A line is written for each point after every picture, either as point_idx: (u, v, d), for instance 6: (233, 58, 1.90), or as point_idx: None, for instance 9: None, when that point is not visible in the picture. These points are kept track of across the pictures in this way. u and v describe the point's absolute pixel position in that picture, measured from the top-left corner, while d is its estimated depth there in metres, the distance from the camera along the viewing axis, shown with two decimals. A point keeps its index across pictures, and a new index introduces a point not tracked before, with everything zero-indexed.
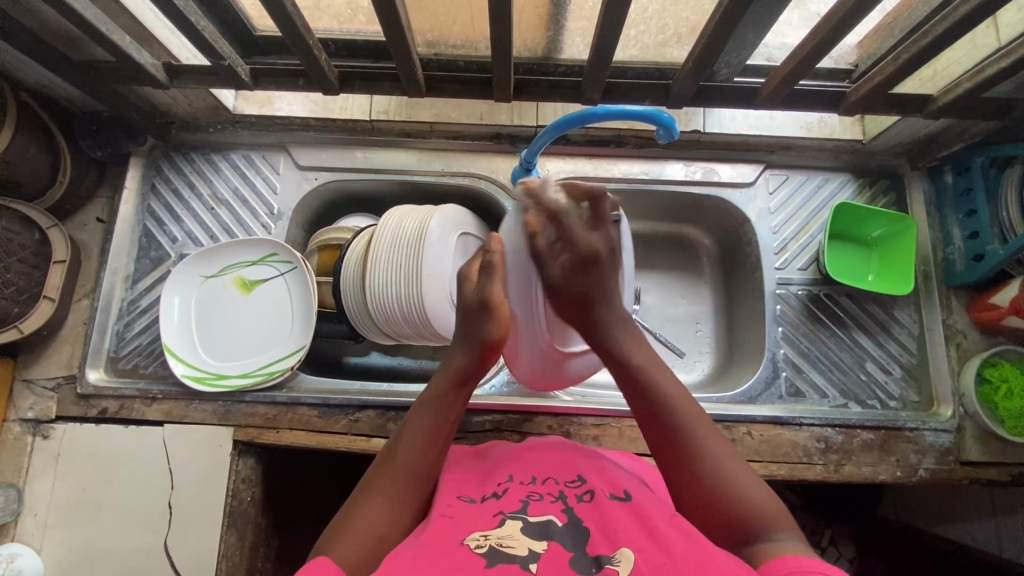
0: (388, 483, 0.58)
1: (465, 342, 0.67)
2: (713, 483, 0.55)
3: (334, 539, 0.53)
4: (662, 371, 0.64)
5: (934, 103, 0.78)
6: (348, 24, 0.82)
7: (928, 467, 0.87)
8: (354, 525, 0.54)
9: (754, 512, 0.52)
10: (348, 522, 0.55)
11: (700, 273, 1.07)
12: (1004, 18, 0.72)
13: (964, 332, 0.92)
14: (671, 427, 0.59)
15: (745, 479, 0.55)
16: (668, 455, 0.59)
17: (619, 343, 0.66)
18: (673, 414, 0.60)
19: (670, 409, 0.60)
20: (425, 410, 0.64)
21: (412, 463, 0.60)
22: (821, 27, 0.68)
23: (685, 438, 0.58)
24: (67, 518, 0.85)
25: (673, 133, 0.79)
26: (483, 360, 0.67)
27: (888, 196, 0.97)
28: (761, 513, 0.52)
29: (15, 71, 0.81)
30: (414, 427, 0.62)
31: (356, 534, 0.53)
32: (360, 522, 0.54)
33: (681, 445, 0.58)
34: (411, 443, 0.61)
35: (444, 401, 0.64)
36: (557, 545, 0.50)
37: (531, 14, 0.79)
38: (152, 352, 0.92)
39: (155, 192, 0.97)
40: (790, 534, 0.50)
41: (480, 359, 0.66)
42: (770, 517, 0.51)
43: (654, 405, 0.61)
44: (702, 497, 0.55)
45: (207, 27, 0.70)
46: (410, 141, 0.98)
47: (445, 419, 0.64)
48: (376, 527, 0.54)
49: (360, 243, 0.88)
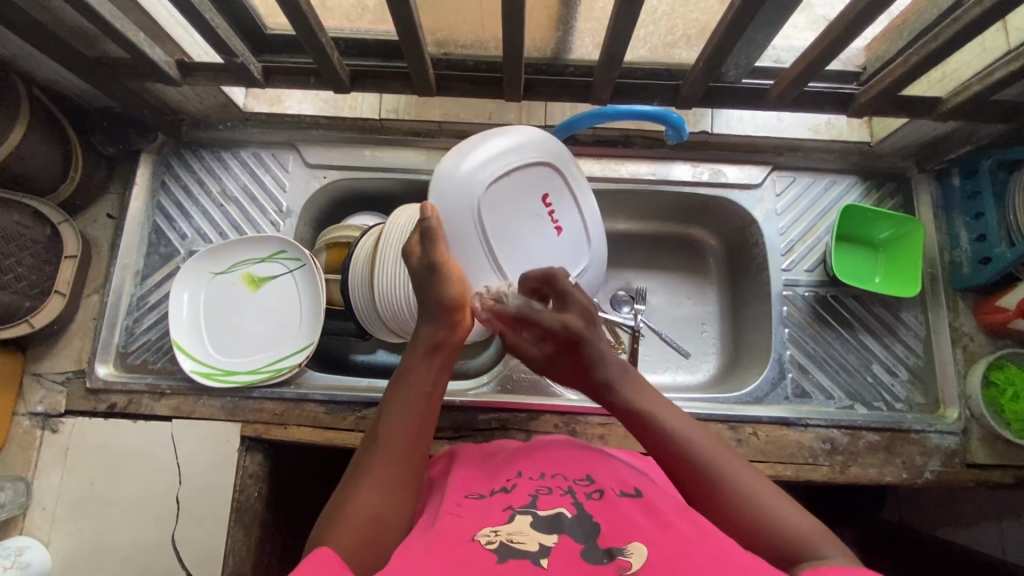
0: (377, 467, 0.56)
1: (430, 308, 0.62)
2: (745, 514, 0.51)
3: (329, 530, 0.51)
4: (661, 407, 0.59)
5: (943, 105, 0.78)
6: (359, 24, 0.83)
7: (934, 469, 0.87)
8: (347, 512, 0.52)
9: (798, 537, 0.49)
10: (339, 513, 0.53)
11: (707, 274, 1.07)
12: (1014, 22, 0.73)
13: (970, 335, 0.92)
14: (690, 465, 0.55)
15: (777, 501, 0.52)
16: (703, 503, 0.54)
17: (624, 393, 0.60)
18: (690, 451, 0.55)
19: (686, 450, 0.55)
20: (404, 385, 0.60)
21: (398, 445, 0.57)
22: (831, 29, 0.68)
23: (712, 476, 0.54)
24: (75, 512, 0.85)
25: (681, 133, 0.87)
26: (456, 326, 0.63)
27: (895, 198, 0.97)
28: (804, 538, 0.49)
29: (29, 67, 0.82)
30: (394, 407, 0.59)
31: (349, 520, 0.52)
32: (353, 508, 0.52)
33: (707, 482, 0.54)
34: (394, 424, 0.58)
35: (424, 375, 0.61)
36: (568, 539, 0.50)
37: (542, 15, 0.79)
38: (161, 347, 0.92)
39: (165, 188, 0.98)
40: (836, 553, 0.48)
41: (449, 324, 0.62)
42: (814, 536, 0.49)
43: (667, 448, 0.56)
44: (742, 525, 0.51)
45: (220, 24, 0.70)
46: (419, 140, 0.98)
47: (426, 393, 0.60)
48: (369, 512, 0.52)
49: (369, 241, 0.88)
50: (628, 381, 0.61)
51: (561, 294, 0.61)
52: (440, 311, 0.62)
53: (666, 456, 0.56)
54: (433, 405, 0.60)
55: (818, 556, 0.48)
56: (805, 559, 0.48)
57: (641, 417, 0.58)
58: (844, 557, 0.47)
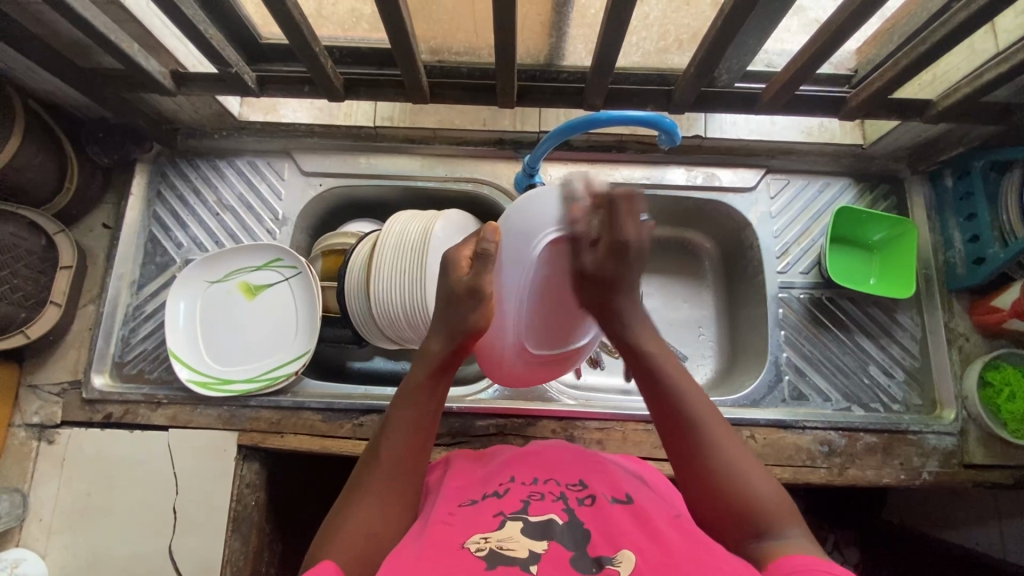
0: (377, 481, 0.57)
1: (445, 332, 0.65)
2: (712, 476, 0.55)
3: (328, 544, 0.52)
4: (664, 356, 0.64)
5: (934, 107, 0.79)
6: (352, 32, 0.84)
7: (932, 470, 0.87)
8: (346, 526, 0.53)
9: (763, 510, 0.52)
10: (340, 527, 0.53)
11: (703, 277, 1.08)
12: (1003, 24, 0.73)
13: (966, 335, 0.92)
14: (679, 412, 0.59)
15: (751, 472, 0.55)
16: (681, 456, 0.58)
17: (636, 332, 0.66)
18: (681, 406, 0.59)
19: (678, 397, 0.60)
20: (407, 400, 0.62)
21: (401, 461, 0.58)
22: (821, 33, 0.69)
23: (694, 433, 0.57)
24: (70, 523, 0.85)
25: (675, 138, 0.81)
26: (464, 350, 0.66)
27: (888, 200, 0.97)
28: (767, 513, 0.51)
29: (23, 78, 0.82)
30: (395, 421, 0.61)
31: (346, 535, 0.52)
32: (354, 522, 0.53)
33: (688, 435, 0.58)
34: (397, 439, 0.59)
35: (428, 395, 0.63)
36: (557, 546, 0.50)
37: (534, 22, 0.80)
38: (157, 356, 0.92)
39: (161, 198, 0.98)
40: (796, 534, 0.50)
41: (461, 349, 0.65)
42: (779, 514, 0.51)
43: (661, 390, 0.61)
44: (708, 486, 0.55)
45: (214, 34, 0.71)
46: (414, 147, 0.99)
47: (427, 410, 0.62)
48: (367, 528, 0.53)
49: (364, 249, 0.89)
50: (641, 323, 0.67)
51: (617, 219, 0.64)
52: (460, 336, 0.64)
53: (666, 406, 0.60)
54: (434, 422, 0.63)
55: (780, 536, 0.50)
56: (766, 536, 0.50)
57: (646, 358, 0.64)
58: (805, 541, 0.49)
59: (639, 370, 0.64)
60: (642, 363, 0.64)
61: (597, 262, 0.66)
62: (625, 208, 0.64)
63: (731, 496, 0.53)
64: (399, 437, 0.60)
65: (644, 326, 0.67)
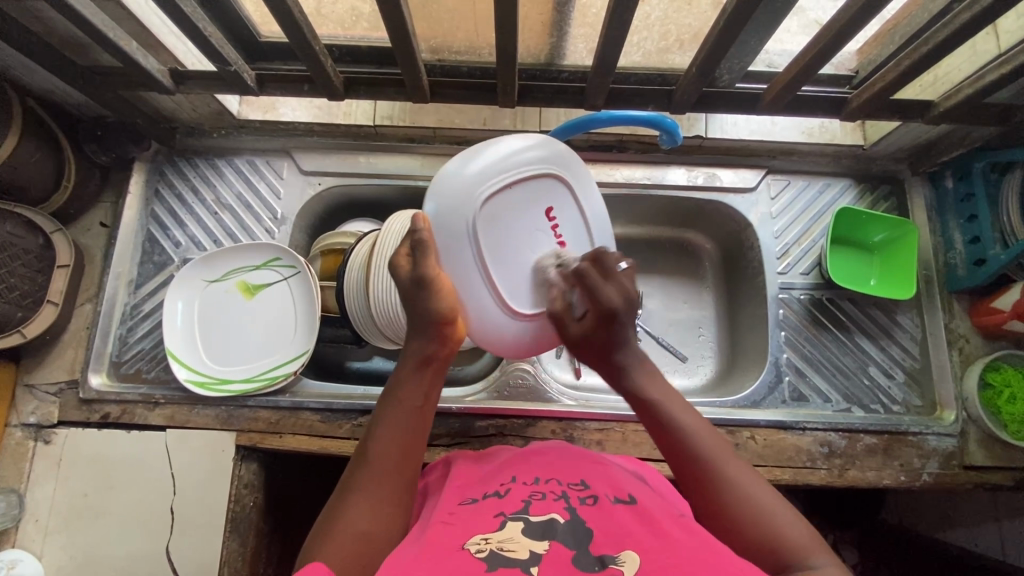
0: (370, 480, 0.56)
1: (419, 322, 0.61)
2: (740, 520, 0.52)
3: (320, 543, 0.52)
4: (668, 400, 0.60)
5: (935, 108, 0.79)
6: (352, 31, 0.83)
7: (932, 471, 0.87)
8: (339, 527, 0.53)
9: (788, 544, 0.50)
10: (332, 526, 0.53)
11: (703, 278, 1.07)
12: (1005, 25, 0.73)
13: (966, 337, 0.92)
14: (690, 459, 0.56)
15: (772, 505, 0.52)
16: (701, 499, 0.55)
17: (640, 382, 0.61)
18: (691, 445, 0.57)
19: (686, 440, 0.57)
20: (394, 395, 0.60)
21: (392, 458, 0.57)
22: (823, 33, 0.68)
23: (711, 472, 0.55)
24: (67, 524, 0.84)
25: (675, 138, 0.83)
26: (446, 341, 0.62)
27: (889, 201, 0.97)
28: (796, 548, 0.50)
29: (20, 76, 0.81)
30: (384, 420, 0.59)
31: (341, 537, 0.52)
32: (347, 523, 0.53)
33: (706, 477, 0.55)
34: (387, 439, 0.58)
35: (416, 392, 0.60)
36: (559, 545, 0.50)
37: (535, 21, 0.79)
38: (155, 356, 0.92)
39: (159, 196, 0.97)
40: (824, 561, 0.49)
41: (441, 339, 0.62)
42: (804, 544, 0.50)
43: (671, 437, 0.58)
44: (733, 529, 0.52)
45: (213, 32, 0.70)
46: (414, 147, 0.98)
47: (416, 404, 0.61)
48: (359, 525, 0.53)
49: (363, 248, 0.88)
50: (643, 369, 0.62)
51: (607, 268, 0.61)
52: (430, 325, 0.61)
53: (677, 453, 0.57)
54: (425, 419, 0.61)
55: (808, 566, 0.48)
56: (795, 569, 0.49)
57: (652, 408, 0.60)
58: (834, 567, 0.48)
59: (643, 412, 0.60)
60: (649, 413, 0.60)
61: (585, 330, 0.62)
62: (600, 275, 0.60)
63: (757, 536, 0.51)
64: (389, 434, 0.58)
65: (648, 373, 0.62)
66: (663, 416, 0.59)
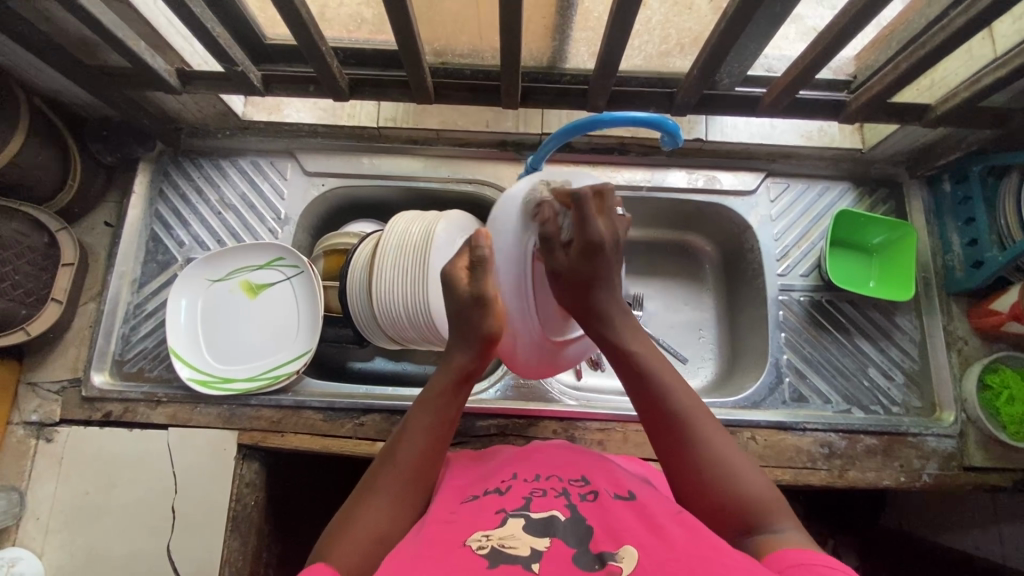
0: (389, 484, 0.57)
1: (464, 336, 0.64)
2: (712, 467, 0.56)
3: (334, 540, 0.53)
4: (651, 356, 0.64)
5: (933, 111, 0.80)
6: (357, 34, 0.84)
7: (931, 472, 0.87)
8: (353, 527, 0.54)
9: (754, 503, 0.53)
10: (346, 526, 0.54)
11: (703, 280, 1.08)
12: (1000, 29, 0.74)
13: (964, 338, 0.93)
14: (668, 411, 0.60)
15: (745, 467, 0.56)
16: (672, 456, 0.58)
17: (622, 334, 0.66)
18: (669, 402, 0.60)
19: (665, 395, 0.60)
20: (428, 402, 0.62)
21: (413, 466, 0.59)
22: (822, 37, 0.69)
23: (684, 430, 0.58)
24: (68, 522, 0.84)
25: (678, 140, 0.79)
26: (487, 356, 0.65)
27: (887, 204, 0.98)
28: (761, 504, 0.53)
29: (28, 76, 0.82)
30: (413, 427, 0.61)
31: (353, 537, 0.53)
32: (360, 525, 0.54)
33: (677, 431, 0.59)
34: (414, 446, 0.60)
35: (447, 404, 0.63)
36: (559, 542, 0.50)
37: (538, 24, 0.81)
38: (157, 355, 0.92)
39: (163, 196, 0.98)
40: (789, 527, 0.51)
41: (483, 355, 0.64)
42: (771, 507, 0.53)
43: (649, 391, 0.61)
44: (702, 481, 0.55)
45: (221, 33, 0.71)
46: (417, 148, 0.99)
47: (445, 416, 0.62)
48: (377, 528, 0.54)
49: (366, 249, 0.89)
50: (624, 320, 0.67)
51: (585, 214, 0.65)
52: (476, 340, 0.64)
53: (653, 403, 0.61)
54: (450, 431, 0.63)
55: (772, 528, 0.51)
56: (761, 528, 0.52)
57: (633, 358, 0.64)
58: (800, 535, 0.50)
59: (625, 368, 0.64)
60: (632, 365, 0.64)
61: (570, 261, 0.66)
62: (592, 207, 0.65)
63: (724, 487, 0.54)
64: (415, 440, 0.60)
65: (629, 326, 0.66)
66: (645, 368, 0.62)
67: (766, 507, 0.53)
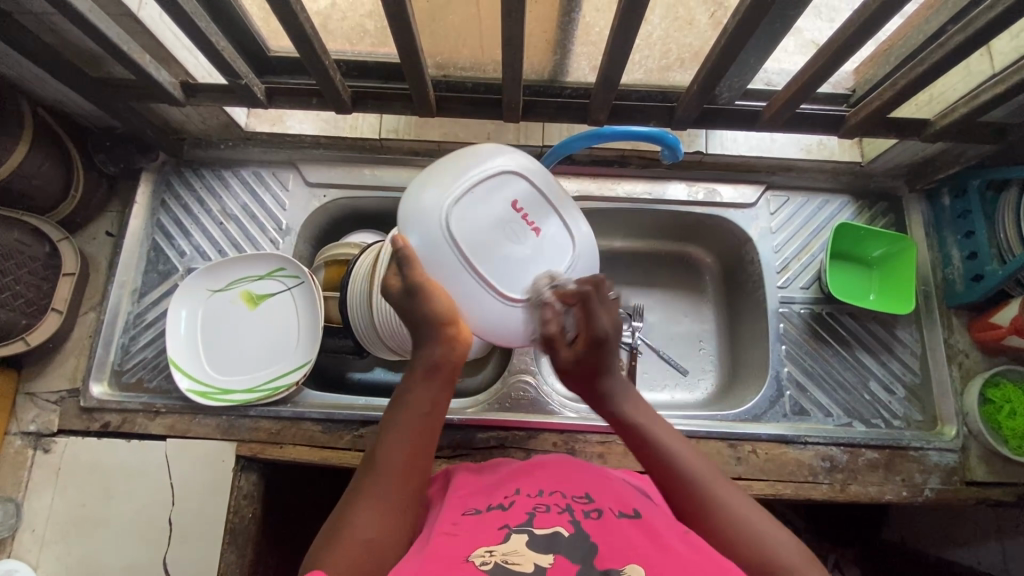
0: (375, 487, 0.56)
1: (426, 328, 0.62)
2: (733, 536, 0.52)
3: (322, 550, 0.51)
4: (657, 427, 0.61)
5: (931, 126, 0.80)
6: (359, 47, 0.85)
7: (933, 487, 0.87)
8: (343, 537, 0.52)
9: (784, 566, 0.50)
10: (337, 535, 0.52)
11: (703, 292, 1.08)
12: (998, 46, 0.75)
13: (965, 352, 0.92)
14: (678, 479, 0.57)
15: (765, 526, 0.53)
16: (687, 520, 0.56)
17: (626, 410, 0.62)
18: (680, 470, 0.57)
19: (672, 463, 0.58)
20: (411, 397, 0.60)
21: (400, 463, 0.57)
22: (821, 54, 0.70)
23: (696, 493, 0.55)
24: (64, 534, 0.84)
25: (677, 154, 0.80)
26: (457, 346, 0.62)
27: (887, 217, 0.98)
28: (790, 566, 0.50)
29: (33, 87, 0.83)
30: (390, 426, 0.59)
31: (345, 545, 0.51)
32: (350, 533, 0.52)
33: (693, 501, 0.55)
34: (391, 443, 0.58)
35: (423, 398, 0.60)
36: (563, 559, 0.50)
37: (540, 38, 0.81)
38: (156, 365, 0.92)
39: (165, 207, 0.98)
40: None
41: (452, 343, 0.61)
42: (798, 567, 0.50)
43: (657, 461, 0.58)
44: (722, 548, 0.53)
45: (226, 47, 0.72)
46: (418, 160, 1.00)
47: (424, 411, 0.60)
48: (367, 535, 0.52)
49: (367, 259, 0.89)
50: (629, 396, 0.63)
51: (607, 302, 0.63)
52: (431, 326, 0.61)
53: (663, 476, 0.58)
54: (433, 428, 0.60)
55: None
56: None
57: (639, 431, 0.61)
58: None
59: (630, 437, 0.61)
60: (639, 442, 0.60)
61: (578, 357, 0.63)
62: (599, 302, 0.63)
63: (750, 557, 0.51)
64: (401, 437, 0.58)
65: (634, 401, 0.63)
66: (650, 441, 0.60)
67: (796, 569, 0.50)
